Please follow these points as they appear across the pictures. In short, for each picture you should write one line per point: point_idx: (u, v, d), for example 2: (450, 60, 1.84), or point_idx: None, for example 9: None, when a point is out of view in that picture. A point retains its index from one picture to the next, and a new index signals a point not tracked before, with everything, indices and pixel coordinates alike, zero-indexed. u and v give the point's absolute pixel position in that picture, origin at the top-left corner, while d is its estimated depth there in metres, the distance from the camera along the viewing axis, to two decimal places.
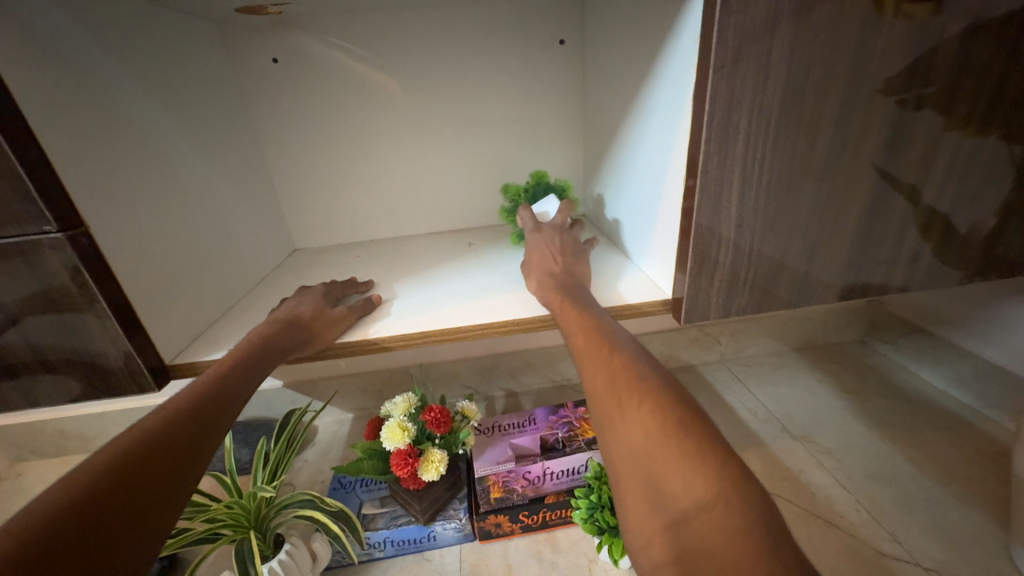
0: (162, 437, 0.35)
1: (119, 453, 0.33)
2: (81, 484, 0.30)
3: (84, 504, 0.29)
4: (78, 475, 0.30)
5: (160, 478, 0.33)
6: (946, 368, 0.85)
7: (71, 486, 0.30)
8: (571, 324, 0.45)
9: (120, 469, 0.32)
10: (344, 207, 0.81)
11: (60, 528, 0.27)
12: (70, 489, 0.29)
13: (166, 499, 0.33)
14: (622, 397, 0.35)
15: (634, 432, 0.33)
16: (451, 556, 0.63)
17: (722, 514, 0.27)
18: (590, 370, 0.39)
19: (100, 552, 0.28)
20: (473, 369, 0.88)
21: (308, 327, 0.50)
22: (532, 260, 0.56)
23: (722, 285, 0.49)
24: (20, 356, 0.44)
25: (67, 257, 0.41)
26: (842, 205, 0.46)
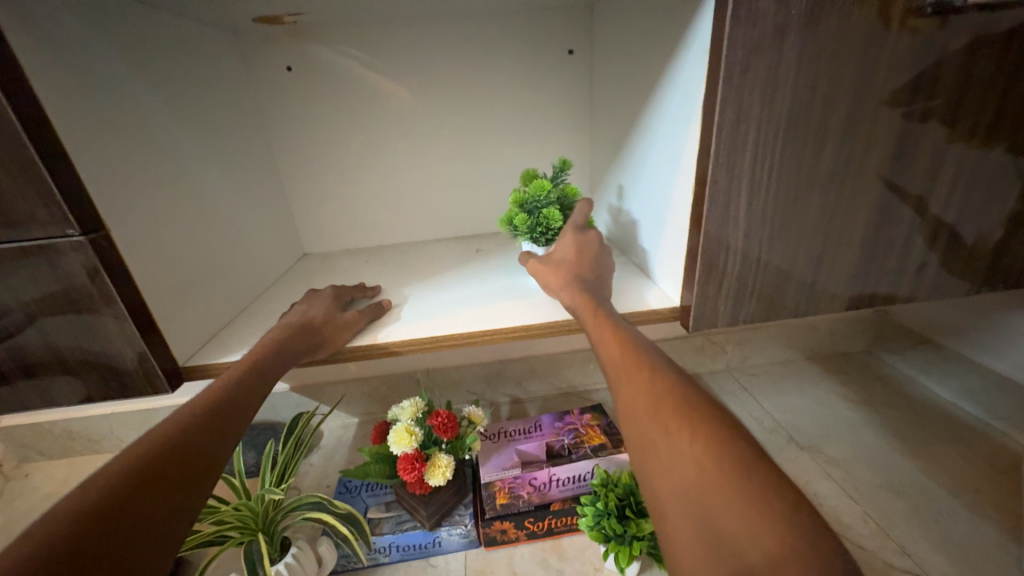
0: (182, 465, 0.35)
1: (131, 477, 0.32)
2: (102, 513, 0.29)
3: (99, 542, 0.28)
4: (96, 498, 0.30)
5: (172, 514, 0.32)
6: (954, 379, 0.84)
7: (91, 513, 0.29)
8: (608, 341, 0.44)
9: (138, 501, 0.31)
10: (354, 213, 0.82)
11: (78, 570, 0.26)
12: (87, 518, 0.28)
13: (176, 539, 0.32)
14: (670, 425, 0.34)
15: (686, 466, 0.32)
16: (456, 563, 0.63)
17: (798, 573, 0.25)
18: (630, 391, 0.39)
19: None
20: (479, 375, 0.88)
21: (319, 330, 0.51)
22: (566, 258, 0.55)
23: (729, 293, 0.49)
24: (38, 356, 0.45)
25: (89, 260, 0.42)
26: (849, 216, 0.47)
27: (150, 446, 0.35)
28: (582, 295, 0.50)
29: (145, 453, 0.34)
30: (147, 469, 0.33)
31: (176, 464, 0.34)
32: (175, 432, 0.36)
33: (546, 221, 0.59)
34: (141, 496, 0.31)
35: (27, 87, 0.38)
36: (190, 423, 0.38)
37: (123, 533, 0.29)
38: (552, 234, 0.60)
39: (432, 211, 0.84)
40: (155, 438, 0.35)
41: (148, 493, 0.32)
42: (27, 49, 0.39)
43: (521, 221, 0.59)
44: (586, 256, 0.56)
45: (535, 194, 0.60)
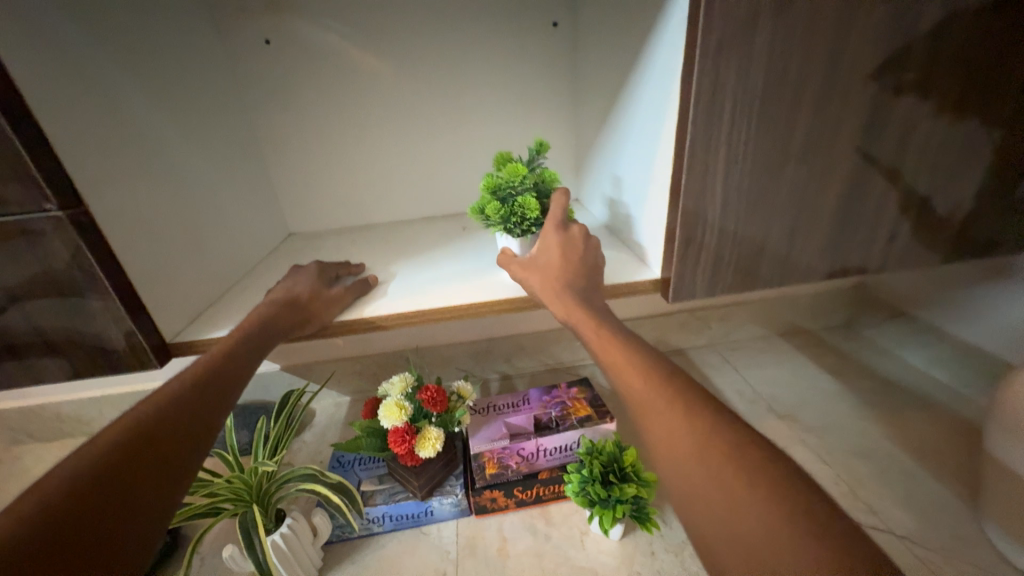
0: (161, 451, 0.34)
1: (106, 465, 0.31)
2: (76, 501, 0.29)
3: (76, 530, 0.28)
4: (68, 485, 0.29)
5: (158, 497, 0.32)
6: (926, 350, 0.88)
7: (65, 501, 0.28)
8: (619, 365, 0.43)
9: (114, 490, 0.31)
10: (339, 192, 0.82)
11: (64, 554, 0.27)
12: (60, 507, 0.28)
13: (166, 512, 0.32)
14: (691, 437, 0.35)
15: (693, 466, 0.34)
16: (448, 530, 0.66)
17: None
18: (654, 419, 0.38)
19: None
20: (468, 352, 0.89)
21: (306, 305, 0.51)
22: (550, 260, 0.52)
23: (708, 265, 0.50)
24: (23, 335, 0.46)
25: (68, 236, 0.42)
26: (824, 188, 0.48)
27: (122, 433, 0.34)
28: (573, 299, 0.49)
29: (117, 440, 0.33)
30: (122, 456, 0.32)
31: (155, 451, 0.34)
32: (150, 418, 0.36)
33: (524, 211, 0.54)
34: (118, 484, 0.31)
35: None
36: (167, 409, 0.37)
37: (101, 522, 0.29)
38: (530, 226, 0.55)
39: (419, 190, 0.84)
40: (126, 425, 0.35)
41: (124, 481, 0.31)
42: None
43: (496, 210, 0.54)
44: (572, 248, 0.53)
45: (512, 181, 0.55)
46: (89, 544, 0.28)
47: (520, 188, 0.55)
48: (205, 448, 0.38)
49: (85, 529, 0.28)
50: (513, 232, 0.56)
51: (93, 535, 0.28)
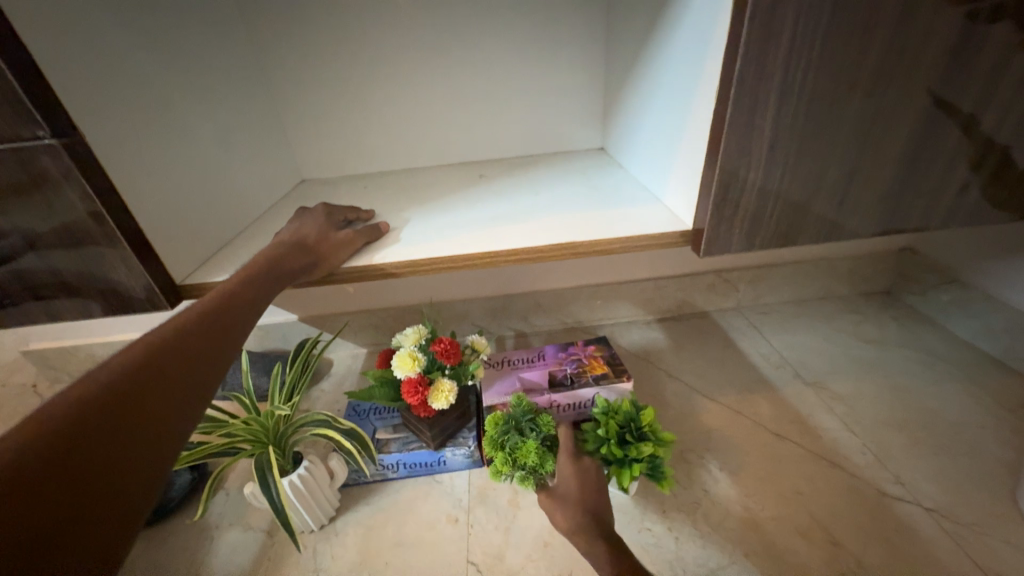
0: (156, 395, 0.33)
1: (101, 400, 0.31)
2: (70, 433, 0.28)
3: (66, 461, 0.27)
4: (61, 415, 0.28)
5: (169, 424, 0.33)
6: (975, 320, 0.81)
7: (58, 431, 0.28)
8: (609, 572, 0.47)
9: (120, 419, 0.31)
10: (352, 138, 0.78)
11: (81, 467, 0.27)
12: (52, 436, 0.27)
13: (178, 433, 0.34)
14: None
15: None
16: (460, 480, 0.67)
17: None
18: None
19: (86, 525, 0.26)
20: (484, 309, 0.88)
21: (313, 249, 0.49)
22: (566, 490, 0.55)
23: (746, 216, 0.46)
24: (43, 279, 0.46)
25: (65, 167, 0.41)
26: (890, 130, 0.42)
27: (121, 370, 0.33)
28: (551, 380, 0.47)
29: (115, 375, 0.32)
30: (119, 394, 0.31)
31: (152, 393, 0.33)
32: (149, 357, 0.35)
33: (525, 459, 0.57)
34: (113, 421, 0.30)
35: None
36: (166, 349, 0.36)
37: (94, 459, 0.28)
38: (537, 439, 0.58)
39: (434, 137, 0.79)
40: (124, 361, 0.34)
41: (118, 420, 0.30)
42: None
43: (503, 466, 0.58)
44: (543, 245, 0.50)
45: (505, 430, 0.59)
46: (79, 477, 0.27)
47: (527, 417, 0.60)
48: (204, 396, 0.37)
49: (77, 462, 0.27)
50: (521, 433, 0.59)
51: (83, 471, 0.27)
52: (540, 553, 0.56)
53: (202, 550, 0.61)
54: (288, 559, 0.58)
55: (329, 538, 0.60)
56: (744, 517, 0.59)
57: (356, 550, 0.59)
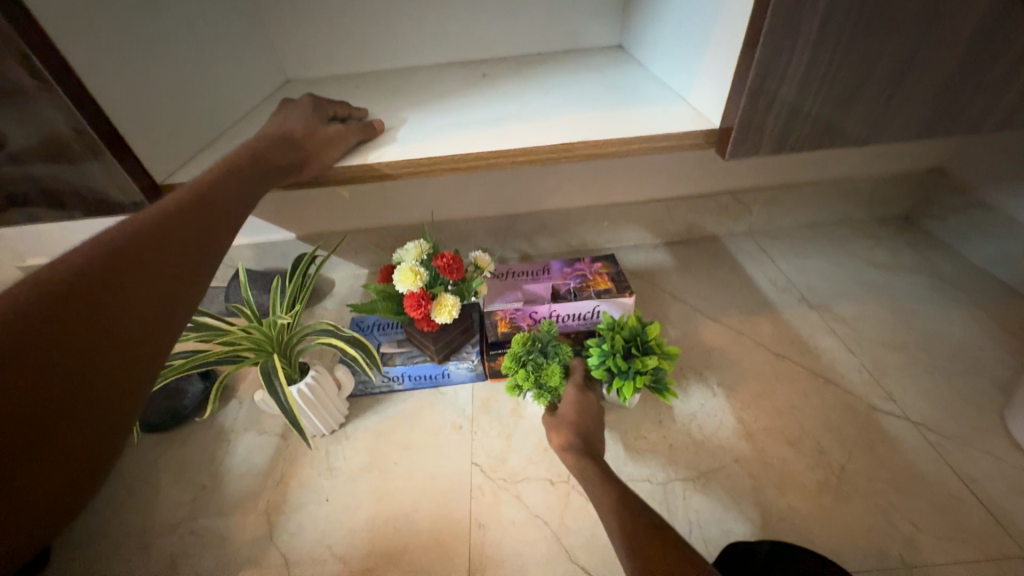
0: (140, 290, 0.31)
1: (85, 286, 0.29)
2: (51, 321, 0.26)
3: (53, 350, 0.26)
4: (37, 300, 0.26)
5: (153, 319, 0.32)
6: (993, 245, 0.79)
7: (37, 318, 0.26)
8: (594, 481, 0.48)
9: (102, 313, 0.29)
10: (340, 30, 0.69)
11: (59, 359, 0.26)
12: (30, 322, 0.25)
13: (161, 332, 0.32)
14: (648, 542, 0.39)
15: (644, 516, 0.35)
16: (464, 392, 0.69)
17: None
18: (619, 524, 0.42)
19: (79, 414, 0.27)
20: (486, 228, 0.85)
21: (302, 143, 0.45)
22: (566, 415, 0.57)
23: (781, 114, 0.41)
24: (10, 177, 0.43)
25: (3, 34, 0.35)
26: (963, 5, 0.36)
27: (107, 253, 0.31)
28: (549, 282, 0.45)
29: (96, 260, 0.30)
30: (100, 282, 0.29)
31: (137, 285, 0.31)
32: (138, 243, 0.32)
33: (546, 378, 0.59)
34: (96, 312, 0.29)
35: None
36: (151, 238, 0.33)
37: (77, 351, 0.27)
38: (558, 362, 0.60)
39: (430, 30, 0.70)
40: (105, 245, 0.31)
41: (101, 312, 0.29)
42: None
43: (526, 382, 0.59)
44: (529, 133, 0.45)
45: (528, 350, 0.60)
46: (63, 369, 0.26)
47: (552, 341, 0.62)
48: (192, 293, 0.35)
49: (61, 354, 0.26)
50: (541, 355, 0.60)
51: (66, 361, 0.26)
52: (541, 457, 0.60)
53: (221, 450, 0.64)
54: (302, 459, 0.62)
55: (340, 442, 0.63)
56: (738, 428, 0.61)
57: (367, 452, 0.62)
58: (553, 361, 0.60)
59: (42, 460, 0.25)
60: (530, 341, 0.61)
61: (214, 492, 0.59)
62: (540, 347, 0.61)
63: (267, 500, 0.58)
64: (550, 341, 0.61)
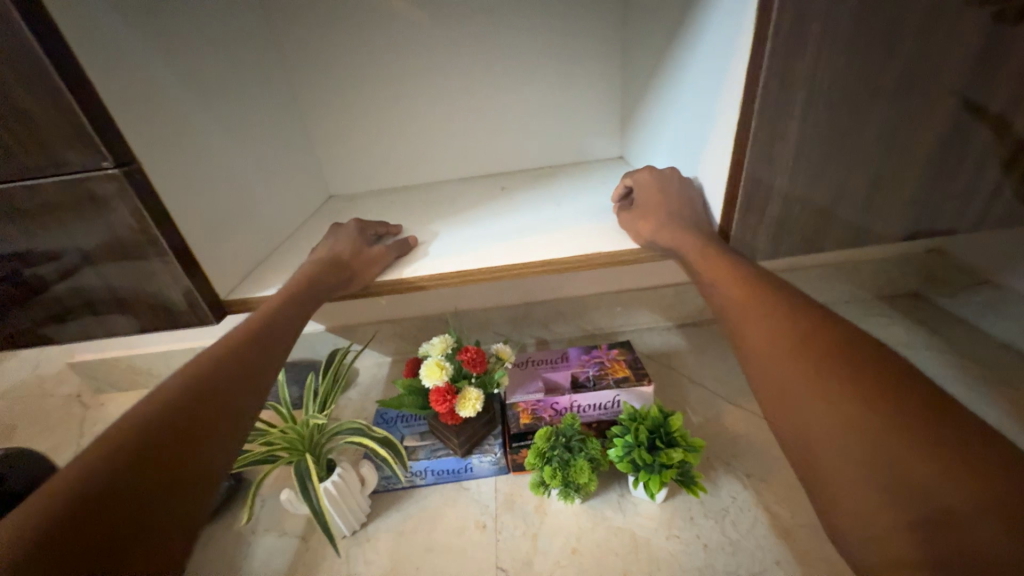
0: (207, 416, 0.35)
1: (164, 418, 0.33)
2: (125, 459, 0.30)
3: (131, 481, 0.29)
4: (122, 437, 0.31)
5: (217, 442, 0.35)
6: (1010, 321, 0.79)
7: (114, 459, 0.30)
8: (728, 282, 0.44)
9: (176, 442, 0.33)
10: (378, 151, 0.80)
11: (134, 490, 0.29)
12: (109, 464, 0.29)
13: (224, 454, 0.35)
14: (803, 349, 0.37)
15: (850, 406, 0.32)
16: (486, 486, 0.68)
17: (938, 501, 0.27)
18: (765, 338, 0.39)
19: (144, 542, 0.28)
20: (505, 317, 0.89)
21: (349, 264, 0.51)
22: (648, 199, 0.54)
23: (772, 224, 0.47)
24: (99, 295, 0.50)
25: (123, 192, 0.44)
26: (916, 134, 0.42)
27: (185, 387, 0.36)
28: (725, 269, 0.45)
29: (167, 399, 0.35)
30: (168, 417, 0.33)
31: (199, 414, 0.35)
32: (207, 375, 0.38)
33: (571, 475, 0.60)
34: (166, 439, 0.32)
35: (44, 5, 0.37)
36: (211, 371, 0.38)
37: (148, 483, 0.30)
38: (584, 456, 0.60)
39: (455, 149, 0.81)
40: (175, 384, 0.36)
41: (167, 444, 0.32)
42: None
43: (550, 479, 0.59)
44: (669, 194, 0.53)
45: (553, 445, 0.61)
46: (131, 503, 0.29)
47: (576, 436, 0.62)
48: (249, 414, 0.38)
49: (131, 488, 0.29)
50: (566, 451, 0.61)
51: (134, 495, 0.29)
52: (568, 560, 0.57)
53: (241, 553, 0.63)
54: (323, 562, 0.60)
55: (361, 543, 0.62)
56: (775, 524, 0.59)
57: (388, 555, 0.60)
58: (577, 457, 0.60)
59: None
60: (555, 437, 0.61)
61: None
62: (565, 441, 0.61)
63: None
64: (575, 437, 0.62)
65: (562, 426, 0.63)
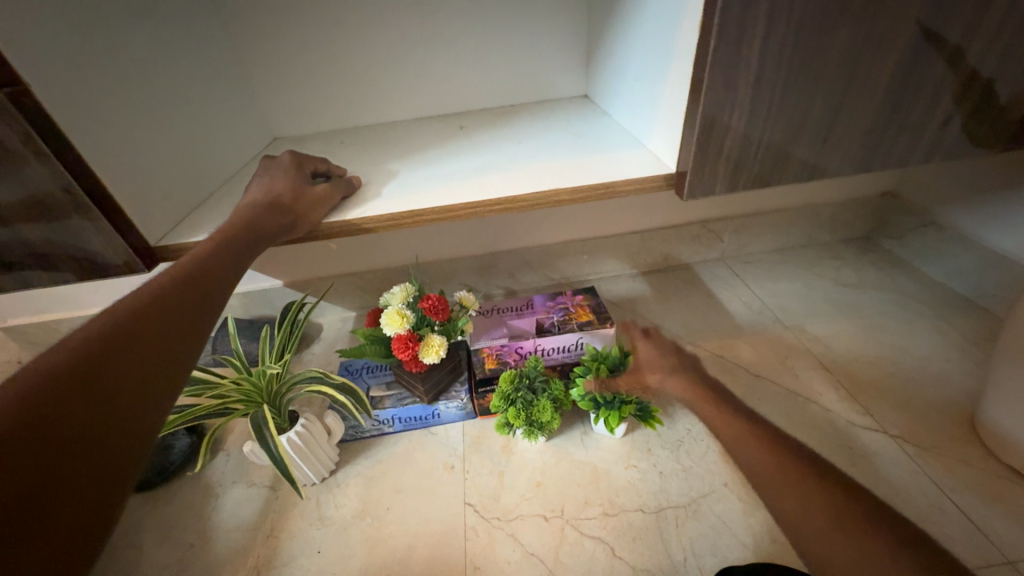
0: (132, 362, 0.32)
1: (81, 361, 0.30)
2: (39, 405, 0.26)
3: (47, 424, 0.26)
4: (30, 379, 0.27)
5: (143, 392, 0.32)
6: (948, 260, 0.84)
7: (26, 404, 0.26)
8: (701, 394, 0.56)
9: (96, 385, 0.29)
10: (325, 89, 0.74)
11: (49, 434, 0.26)
12: (19, 405, 0.26)
13: (152, 404, 0.32)
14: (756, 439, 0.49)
15: (818, 513, 0.41)
16: (454, 430, 0.69)
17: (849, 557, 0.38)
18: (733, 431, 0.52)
19: (66, 490, 0.26)
20: (470, 267, 0.88)
21: (291, 207, 0.48)
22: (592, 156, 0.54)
23: (731, 156, 0.46)
24: (6, 244, 0.45)
25: (11, 119, 0.38)
26: (877, 59, 0.41)
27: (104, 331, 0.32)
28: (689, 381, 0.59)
29: (87, 340, 0.31)
30: (86, 361, 0.30)
31: (130, 358, 0.32)
32: (130, 319, 0.34)
33: (534, 414, 0.61)
34: (85, 383, 0.29)
35: None
36: (142, 315, 0.35)
37: (67, 428, 0.27)
38: (546, 397, 0.62)
39: (410, 88, 0.75)
40: (97, 326, 0.32)
41: (95, 386, 0.29)
42: None
43: (513, 418, 0.61)
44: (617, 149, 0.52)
45: (517, 387, 0.63)
46: (59, 446, 0.26)
47: (540, 378, 0.64)
48: (187, 363, 0.36)
49: (49, 436, 0.26)
50: (529, 393, 0.62)
51: (61, 437, 0.26)
52: (533, 492, 0.60)
53: (209, 506, 0.63)
54: (292, 509, 0.61)
55: (331, 489, 0.63)
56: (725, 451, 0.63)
57: (358, 498, 0.61)
58: (539, 397, 0.62)
59: (47, 539, 0.24)
60: (518, 379, 0.63)
61: (202, 550, 0.58)
62: (528, 383, 0.63)
63: (256, 555, 0.57)
64: (538, 380, 0.63)
65: (525, 369, 0.64)
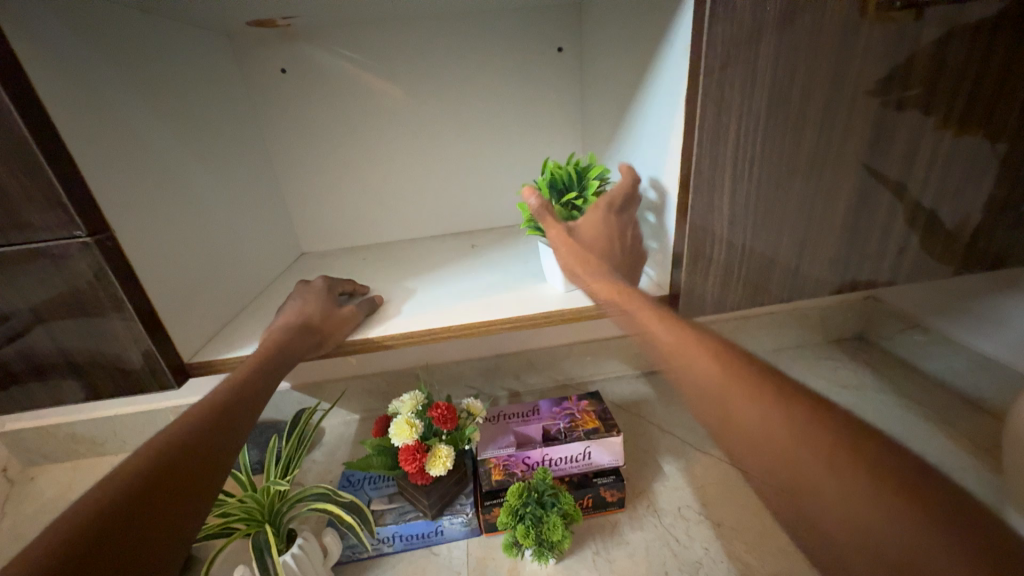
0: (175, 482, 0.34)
1: (130, 491, 0.32)
2: (91, 538, 0.28)
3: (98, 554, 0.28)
4: (85, 513, 0.29)
5: (185, 508, 0.33)
6: (941, 362, 0.86)
7: (81, 539, 0.28)
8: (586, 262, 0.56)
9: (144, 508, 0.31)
10: (351, 210, 0.83)
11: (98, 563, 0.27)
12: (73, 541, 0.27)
13: (192, 519, 0.33)
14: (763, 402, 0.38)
15: (872, 504, 0.29)
16: (458, 551, 0.65)
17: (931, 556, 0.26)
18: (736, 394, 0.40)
19: None
20: (476, 369, 0.90)
21: (320, 328, 0.52)
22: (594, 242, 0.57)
23: (717, 279, 0.51)
24: (52, 361, 0.48)
25: (95, 259, 0.44)
26: (830, 201, 0.49)
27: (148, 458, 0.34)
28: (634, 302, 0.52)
29: (136, 470, 0.33)
30: (135, 488, 0.32)
31: (171, 479, 0.34)
32: (172, 443, 0.36)
33: (544, 532, 0.59)
34: (133, 509, 0.31)
35: (29, 83, 0.39)
36: (182, 440, 0.37)
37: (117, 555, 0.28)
38: (555, 511, 0.60)
39: (427, 207, 0.85)
40: (144, 454, 0.35)
41: (141, 512, 0.31)
42: (40, 65, 0.41)
43: (522, 536, 0.58)
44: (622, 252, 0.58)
45: (524, 501, 0.61)
46: None
47: (548, 491, 0.62)
48: (220, 472, 0.37)
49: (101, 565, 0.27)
50: (537, 506, 0.60)
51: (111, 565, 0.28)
52: None
53: None
54: None
55: None
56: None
57: None
58: (546, 512, 0.60)
59: None
60: (526, 493, 0.61)
61: None
62: (535, 496, 0.61)
63: None
64: (546, 493, 0.61)
65: (534, 481, 0.62)
